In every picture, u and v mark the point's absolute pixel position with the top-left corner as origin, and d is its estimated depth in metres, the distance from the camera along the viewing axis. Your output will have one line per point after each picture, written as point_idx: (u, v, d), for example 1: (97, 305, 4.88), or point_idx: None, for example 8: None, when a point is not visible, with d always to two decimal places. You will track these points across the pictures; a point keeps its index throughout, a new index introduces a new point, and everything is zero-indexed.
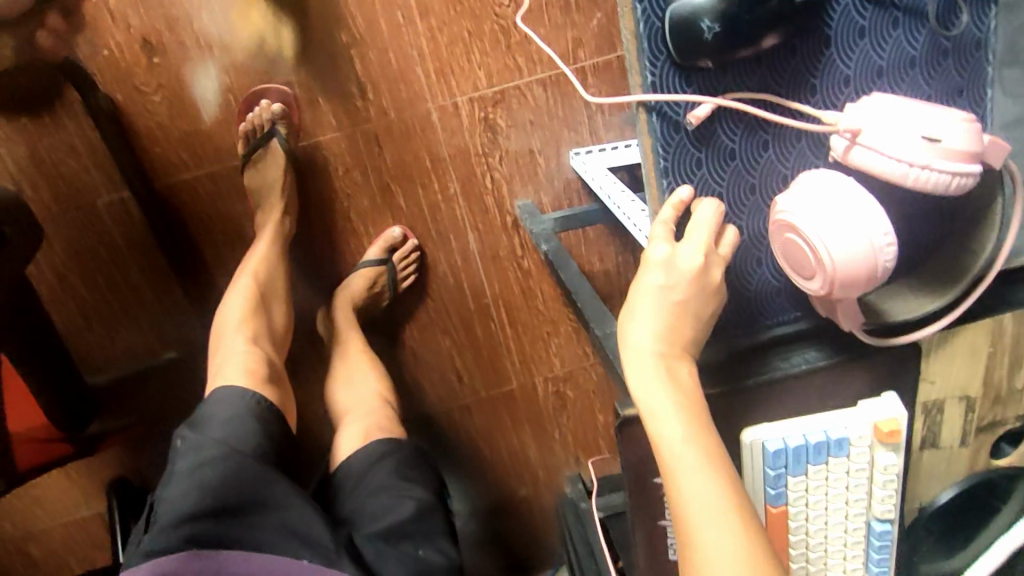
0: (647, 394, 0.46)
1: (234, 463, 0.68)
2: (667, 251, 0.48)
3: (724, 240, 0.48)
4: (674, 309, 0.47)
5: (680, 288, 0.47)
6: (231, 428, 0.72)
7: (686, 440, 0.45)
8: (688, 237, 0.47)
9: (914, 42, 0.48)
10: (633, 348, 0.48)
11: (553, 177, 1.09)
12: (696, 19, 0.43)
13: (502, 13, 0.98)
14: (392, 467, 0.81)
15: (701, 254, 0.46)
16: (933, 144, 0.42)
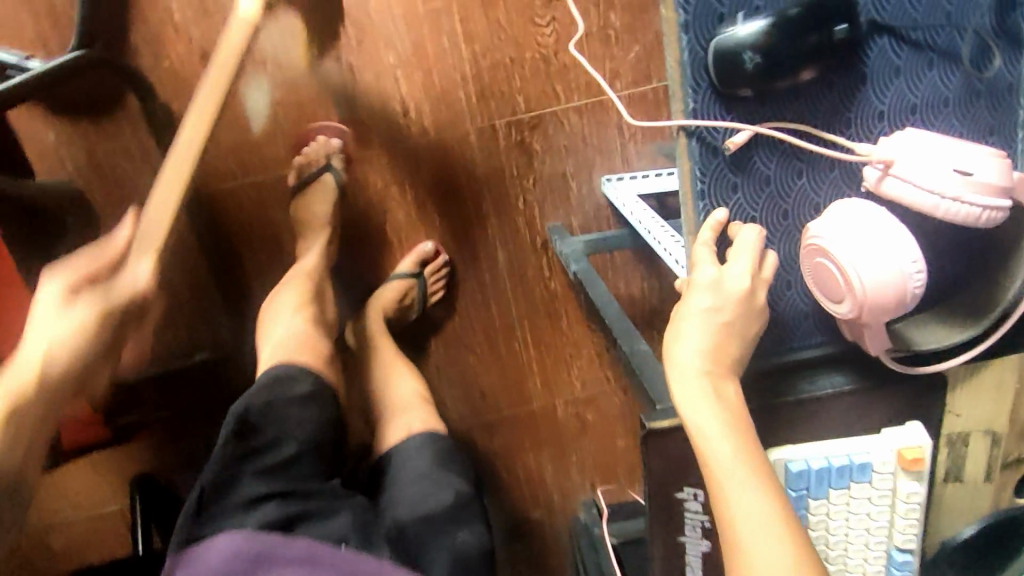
0: (693, 409, 0.49)
1: (292, 454, 0.71)
2: (715, 273, 0.49)
3: (766, 263, 0.50)
4: (720, 329, 0.50)
5: (726, 310, 0.49)
6: (290, 414, 0.73)
7: (733, 453, 0.48)
8: (732, 260, 0.49)
9: (948, 82, 0.50)
10: (681, 362, 0.50)
11: (584, 202, 1.11)
12: (739, 51, 0.45)
13: (543, 42, 1.02)
14: (431, 456, 0.80)
15: (748, 276, 0.48)
16: (965, 177, 0.44)
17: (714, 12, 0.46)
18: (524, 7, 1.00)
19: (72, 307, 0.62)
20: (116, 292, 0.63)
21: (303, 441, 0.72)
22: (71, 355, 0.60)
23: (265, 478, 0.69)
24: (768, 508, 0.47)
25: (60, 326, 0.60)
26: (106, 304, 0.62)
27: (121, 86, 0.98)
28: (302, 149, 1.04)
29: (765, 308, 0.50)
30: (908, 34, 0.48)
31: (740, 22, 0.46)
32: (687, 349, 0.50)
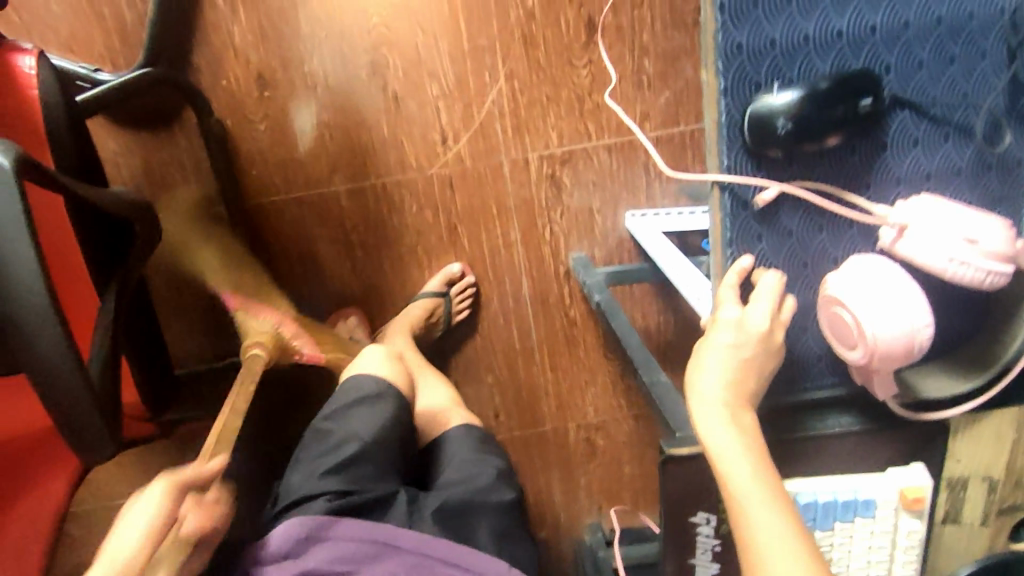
0: (715, 437, 0.52)
1: (354, 449, 0.75)
2: (738, 313, 0.54)
3: (785, 306, 0.55)
4: (741, 363, 0.53)
5: (746, 348, 0.53)
6: (357, 415, 0.79)
7: (752, 474, 0.51)
8: (753, 302, 0.54)
9: (961, 155, 0.55)
10: (703, 392, 0.54)
11: (608, 235, 1.16)
12: (774, 117, 0.50)
13: (579, 83, 1.08)
14: (476, 442, 0.86)
15: (767, 317, 0.52)
16: (973, 245, 0.49)
17: (752, 79, 0.51)
18: (563, 48, 1.06)
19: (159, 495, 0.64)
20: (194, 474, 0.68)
21: (362, 436, 0.77)
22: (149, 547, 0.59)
23: (322, 469, 0.74)
24: (785, 528, 0.50)
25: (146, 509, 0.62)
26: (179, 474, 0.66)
27: (180, 102, 1.04)
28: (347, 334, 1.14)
29: (782, 348, 0.54)
30: (925, 110, 0.53)
31: (774, 91, 0.50)
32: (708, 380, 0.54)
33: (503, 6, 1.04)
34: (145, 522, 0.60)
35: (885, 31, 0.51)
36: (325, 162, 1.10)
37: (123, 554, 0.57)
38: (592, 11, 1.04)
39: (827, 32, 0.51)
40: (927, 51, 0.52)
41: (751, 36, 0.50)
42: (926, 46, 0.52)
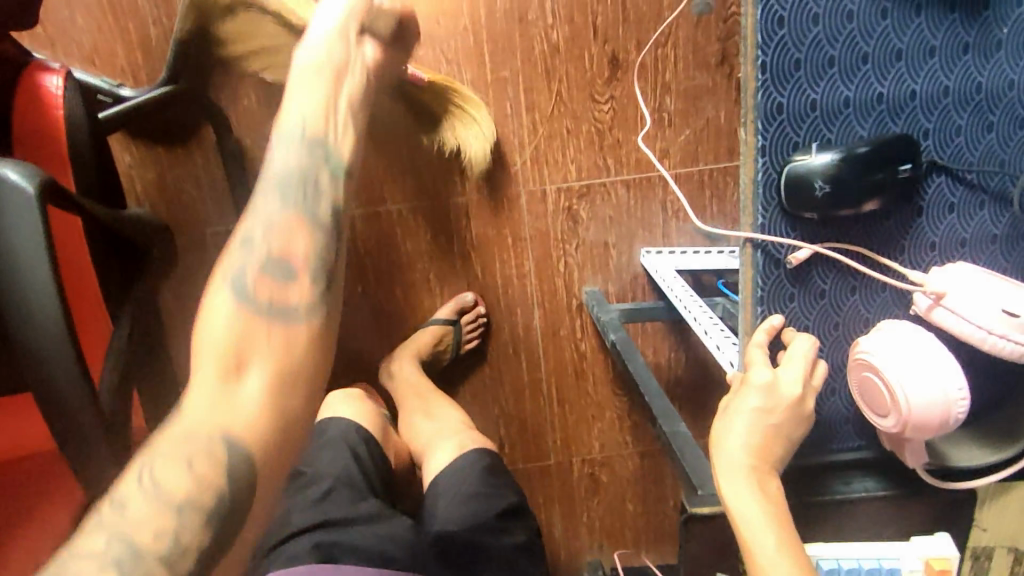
0: (739, 503, 0.51)
1: (330, 484, 0.78)
2: (770, 376, 0.52)
3: (816, 372, 0.53)
4: (769, 428, 0.52)
5: (776, 413, 0.52)
6: (328, 456, 0.83)
7: (778, 546, 0.49)
8: (785, 365, 0.52)
9: (997, 223, 0.54)
10: (729, 453, 0.53)
11: (623, 270, 1.16)
12: (811, 179, 0.49)
13: (600, 118, 1.08)
14: (483, 473, 0.82)
15: (800, 383, 0.51)
16: (1011, 318, 0.47)
17: (790, 139, 0.51)
18: (585, 83, 1.06)
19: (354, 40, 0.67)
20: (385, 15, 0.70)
21: (334, 472, 0.80)
22: (330, 110, 0.61)
23: (307, 505, 0.75)
24: None
25: (328, 39, 0.65)
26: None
27: (200, 120, 1.03)
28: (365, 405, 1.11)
29: (812, 416, 0.53)
30: (963, 176, 0.52)
31: (813, 152, 0.50)
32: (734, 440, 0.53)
33: (527, 39, 1.03)
34: (340, 19, 0.66)
35: (925, 96, 0.51)
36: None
37: (323, 62, 0.63)
38: (616, 47, 1.04)
39: (868, 95, 0.50)
40: (967, 118, 0.51)
41: (791, 97, 0.50)
42: (966, 112, 0.51)
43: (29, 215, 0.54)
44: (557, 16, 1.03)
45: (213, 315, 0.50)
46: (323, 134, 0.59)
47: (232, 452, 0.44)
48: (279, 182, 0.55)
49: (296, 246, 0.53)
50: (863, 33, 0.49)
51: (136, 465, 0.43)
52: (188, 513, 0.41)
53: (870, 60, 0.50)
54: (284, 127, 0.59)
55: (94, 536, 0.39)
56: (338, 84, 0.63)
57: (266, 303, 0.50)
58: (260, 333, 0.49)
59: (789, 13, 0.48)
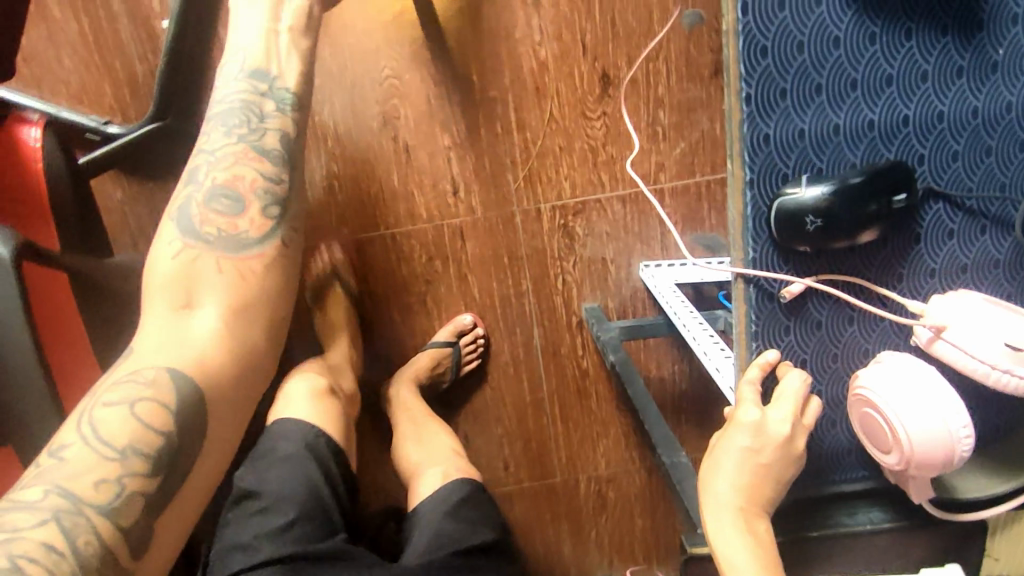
0: (727, 547, 0.51)
1: (292, 511, 0.74)
2: (757, 416, 0.51)
3: (808, 410, 0.51)
4: (757, 468, 0.51)
5: (764, 452, 0.51)
6: (281, 473, 0.77)
7: None
8: (775, 404, 0.50)
9: (999, 247, 0.52)
10: (718, 497, 0.53)
11: (622, 286, 1.14)
12: (802, 213, 0.48)
13: (592, 134, 1.07)
14: (461, 505, 0.84)
15: (788, 423, 0.49)
16: (1015, 352, 0.46)
17: (779, 172, 0.49)
18: (576, 100, 1.05)
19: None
20: None
21: (292, 494, 0.75)
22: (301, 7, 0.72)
23: (266, 537, 0.73)
24: None
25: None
26: None
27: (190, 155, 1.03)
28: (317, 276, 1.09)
29: (804, 454, 0.51)
30: (961, 203, 0.51)
31: (802, 185, 0.48)
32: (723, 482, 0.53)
33: (515, 58, 1.02)
34: None
35: (918, 122, 0.49)
36: (332, 211, 1.08)
37: None
38: (606, 62, 1.03)
39: (859, 123, 0.49)
40: (963, 142, 0.50)
41: (779, 128, 0.48)
42: (962, 137, 0.50)
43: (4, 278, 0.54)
44: (544, 33, 1.01)
45: (164, 244, 0.64)
46: (265, 67, 0.70)
47: (178, 389, 0.57)
48: (230, 146, 0.67)
49: (244, 169, 0.67)
50: (851, 59, 0.47)
51: (81, 410, 0.55)
52: (131, 460, 0.53)
53: (859, 88, 0.48)
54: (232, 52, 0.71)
55: (36, 486, 0.49)
56: (270, 40, 0.70)
57: (210, 233, 0.64)
58: (203, 270, 0.64)
59: (772, 42, 0.46)
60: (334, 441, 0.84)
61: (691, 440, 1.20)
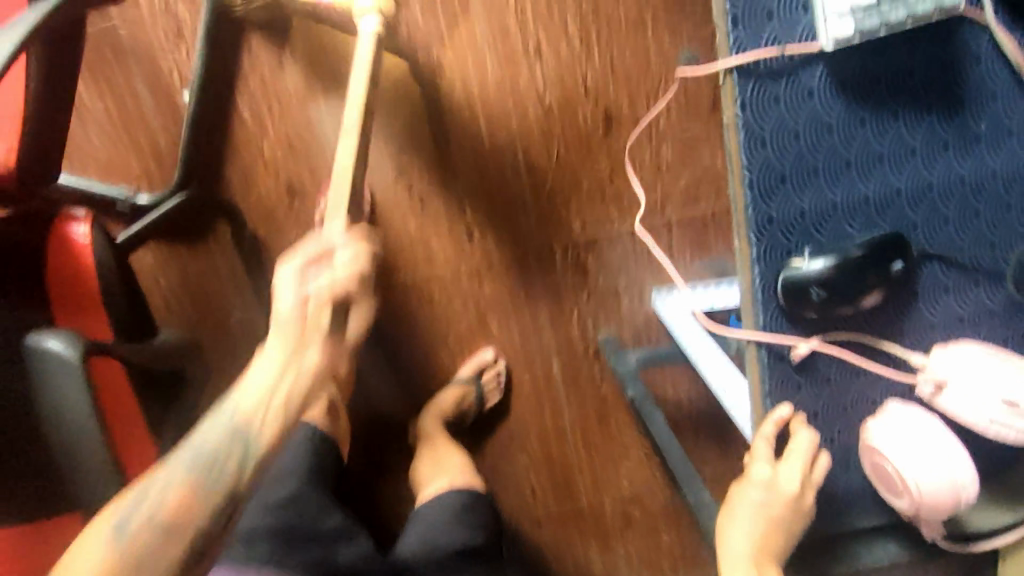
0: None
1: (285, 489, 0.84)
2: (768, 474, 0.57)
3: (817, 466, 0.55)
4: (769, 521, 0.58)
5: (775, 507, 0.57)
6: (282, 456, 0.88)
7: None
8: (784, 462, 0.55)
9: (992, 298, 0.56)
10: (731, 547, 0.60)
11: (635, 314, 1.18)
12: (807, 285, 0.52)
13: (598, 173, 1.11)
14: (455, 508, 0.88)
15: (797, 480, 0.54)
16: (1011, 407, 0.50)
17: (783, 246, 0.53)
18: (581, 142, 1.09)
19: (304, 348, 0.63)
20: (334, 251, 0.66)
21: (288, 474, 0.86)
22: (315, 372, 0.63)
23: (261, 508, 0.82)
24: None
25: (282, 350, 0.63)
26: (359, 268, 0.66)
27: (215, 218, 1.08)
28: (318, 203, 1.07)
29: (813, 509, 0.56)
30: (954, 261, 0.55)
31: (805, 258, 0.52)
32: (736, 535, 0.60)
33: (521, 106, 1.07)
34: (286, 300, 0.64)
35: (909, 193, 0.53)
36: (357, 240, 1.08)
37: (283, 319, 0.63)
38: (609, 105, 1.07)
39: (854, 197, 0.53)
40: (952, 208, 0.54)
41: (781, 208, 0.52)
42: (951, 203, 0.54)
43: (77, 385, 0.59)
44: (547, 81, 1.06)
45: (90, 543, 0.54)
46: (249, 432, 0.59)
47: None
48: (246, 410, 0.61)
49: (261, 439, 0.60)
50: (842, 143, 0.52)
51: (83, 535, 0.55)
52: None
53: (853, 167, 0.52)
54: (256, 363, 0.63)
55: None
56: (279, 398, 0.61)
57: (139, 523, 0.54)
58: (129, 553, 0.53)
59: (770, 133, 0.51)
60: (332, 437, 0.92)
61: (713, 460, 1.22)
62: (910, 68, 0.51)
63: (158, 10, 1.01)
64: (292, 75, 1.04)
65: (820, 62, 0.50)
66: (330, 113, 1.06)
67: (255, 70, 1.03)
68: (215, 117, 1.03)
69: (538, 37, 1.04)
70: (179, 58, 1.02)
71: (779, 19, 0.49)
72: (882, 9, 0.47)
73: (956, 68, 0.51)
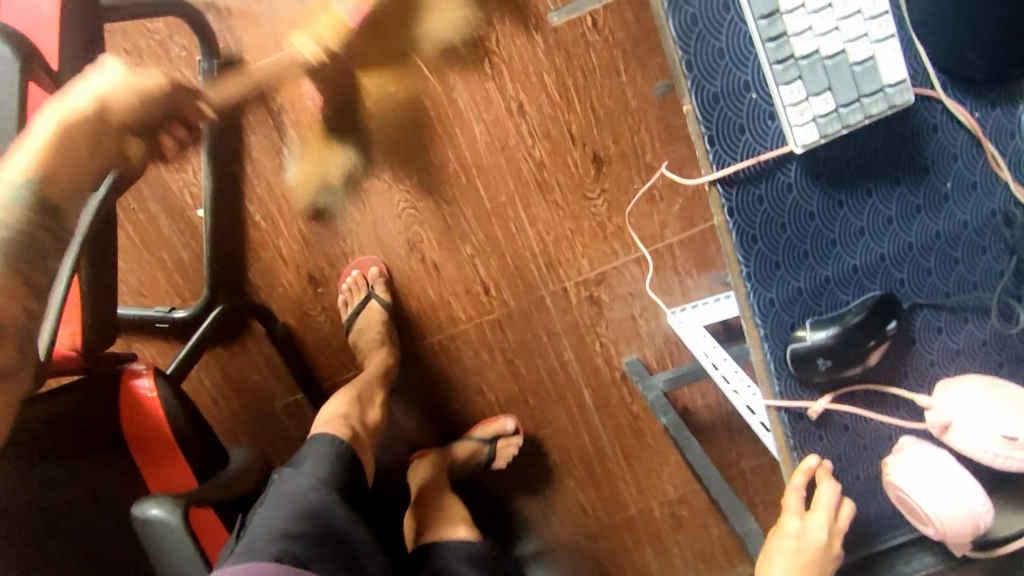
0: None
1: (315, 492, 0.77)
2: (800, 525, 0.62)
3: (842, 512, 0.61)
4: (805, 563, 0.62)
5: (806, 553, 0.62)
6: (310, 461, 0.82)
7: None
8: (812, 514, 0.61)
9: (982, 330, 0.60)
10: None
11: (654, 334, 1.22)
12: (814, 357, 0.57)
13: (597, 211, 1.14)
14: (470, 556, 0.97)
15: (823, 530, 0.60)
16: (1010, 440, 0.56)
17: (787, 322, 0.58)
18: (576, 186, 1.13)
19: (136, 70, 0.61)
20: (153, 92, 0.61)
21: (318, 477, 0.80)
22: (126, 104, 0.60)
23: (280, 513, 0.72)
24: None
25: (135, 78, 0.61)
26: (154, 83, 0.61)
27: (246, 319, 1.14)
28: (340, 285, 1.14)
29: (840, 552, 0.62)
30: (942, 305, 0.60)
31: (809, 329, 0.57)
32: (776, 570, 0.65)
33: (513, 163, 1.11)
34: (101, 86, 0.60)
35: (892, 256, 0.58)
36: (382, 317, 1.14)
37: (66, 110, 0.58)
38: (595, 146, 1.10)
39: (843, 269, 0.58)
40: (933, 259, 0.58)
41: (779, 290, 0.57)
42: (931, 256, 0.58)
43: (183, 540, 0.66)
44: (534, 136, 1.09)
45: None
46: None
47: None
48: (40, 149, 0.57)
49: (123, 104, 0.60)
50: (825, 225, 0.57)
51: None
52: None
53: (838, 243, 0.57)
54: (41, 116, 0.59)
55: None
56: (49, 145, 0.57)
57: None
58: None
59: (759, 228, 0.56)
60: (355, 453, 0.87)
61: (750, 456, 1.26)
62: (876, 148, 0.56)
63: None
64: (294, 174, 1.10)
65: (794, 159, 0.55)
66: (335, 203, 1.11)
67: (260, 178, 1.09)
68: (232, 227, 1.11)
69: (518, 96, 1.08)
70: (186, 177, 1.08)
71: (751, 131, 0.53)
72: (842, 114, 0.51)
73: (919, 139, 0.56)
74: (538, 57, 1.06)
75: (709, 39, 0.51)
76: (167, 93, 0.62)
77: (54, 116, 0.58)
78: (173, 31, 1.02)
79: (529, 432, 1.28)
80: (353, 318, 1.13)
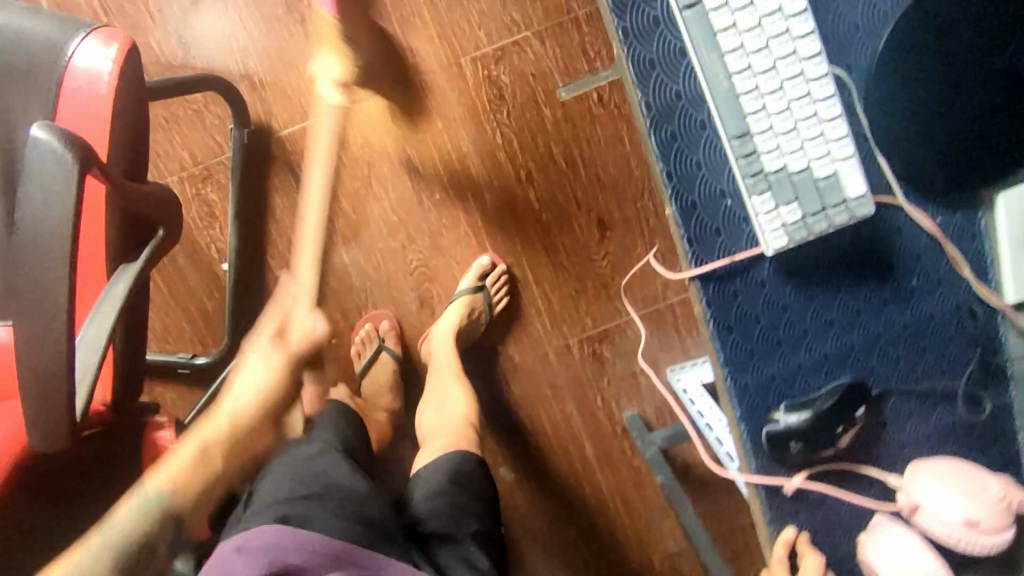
0: None
1: (322, 459, 0.85)
2: None
3: None
4: None
5: None
6: (317, 437, 0.91)
7: None
8: None
9: (951, 414, 0.64)
10: None
11: (655, 391, 1.24)
12: (787, 439, 0.61)
13: (600, 272, 1.19)
14: (451, 474, 0.88)
15: None
16: (974, 526, 0.58)
17: (762, 405, 0.62)
18: (581, 247, 1.18)
19: (274, 351, 0.88)
20: (299, 340, 0.91)
21: (324, 447, 0.88)
22: (256, 411, 0.85)
23: (286, 484, 0.81)
24: None
25: (266, 369, 0.86)
26: (291, 351, 0.88)
27: None
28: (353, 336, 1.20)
29: None
30: (911, 392, 0.63)
31: (783, 413, 0.61)
32: None
33: (521, 227, 1.17)
34: (256, 386, 0.86)
35: (862, 345, 0.62)
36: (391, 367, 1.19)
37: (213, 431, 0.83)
38: (600, 212, 1.16)
39: (815, 358, 0.62)
40: (901, 349, 0.63)
41: (754, 376, 0.62)
42: (900, 346, 0.63)
43: None
44: (541, 200, 1.16)
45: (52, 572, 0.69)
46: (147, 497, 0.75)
47: None
48: (184, 460, 0.80)
49: (250, 412, 0.84)
50: (797, 317, 0.61)
51: None
52: None
53: (809, 333, 0.62)
54: (189, 441, 0.82)
55: None
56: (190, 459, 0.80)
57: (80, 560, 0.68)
58: None
59: (734, 319, 0.61)
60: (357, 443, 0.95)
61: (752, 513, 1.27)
62: (842, 249, 0.61)
63: (191, 197, 1.15)
64: (315, 231, 1.17)
65: (766, 258, 0.60)
66: (352, 259, 1.18)
67: (282, 235, 1.17)
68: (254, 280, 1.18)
69: (527, 164, 1.14)
70: (214, 234, 1.16)
71: (726, 234, 0.59)
72: (808, 222, 0.56)
73: (884, 241, 0.61)
74: (546, 127, 1.13)
75: (688, 152, 0.58)
76: (285, 376, 0.86)
77: (202, 427, 0.84)
78: (209, 100, 1.11)
79: (531, 484, 1.29)
80: (365, 368, 1.18)
